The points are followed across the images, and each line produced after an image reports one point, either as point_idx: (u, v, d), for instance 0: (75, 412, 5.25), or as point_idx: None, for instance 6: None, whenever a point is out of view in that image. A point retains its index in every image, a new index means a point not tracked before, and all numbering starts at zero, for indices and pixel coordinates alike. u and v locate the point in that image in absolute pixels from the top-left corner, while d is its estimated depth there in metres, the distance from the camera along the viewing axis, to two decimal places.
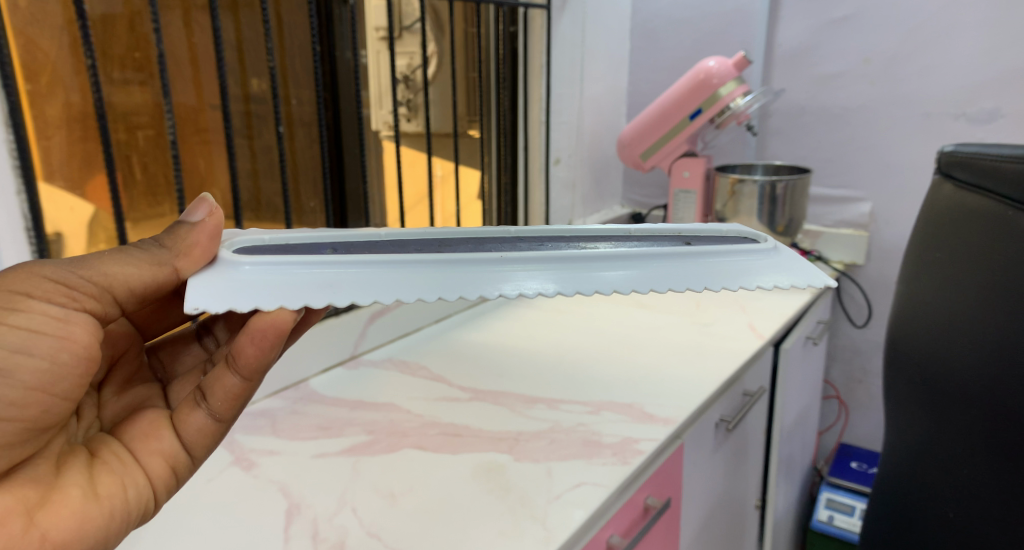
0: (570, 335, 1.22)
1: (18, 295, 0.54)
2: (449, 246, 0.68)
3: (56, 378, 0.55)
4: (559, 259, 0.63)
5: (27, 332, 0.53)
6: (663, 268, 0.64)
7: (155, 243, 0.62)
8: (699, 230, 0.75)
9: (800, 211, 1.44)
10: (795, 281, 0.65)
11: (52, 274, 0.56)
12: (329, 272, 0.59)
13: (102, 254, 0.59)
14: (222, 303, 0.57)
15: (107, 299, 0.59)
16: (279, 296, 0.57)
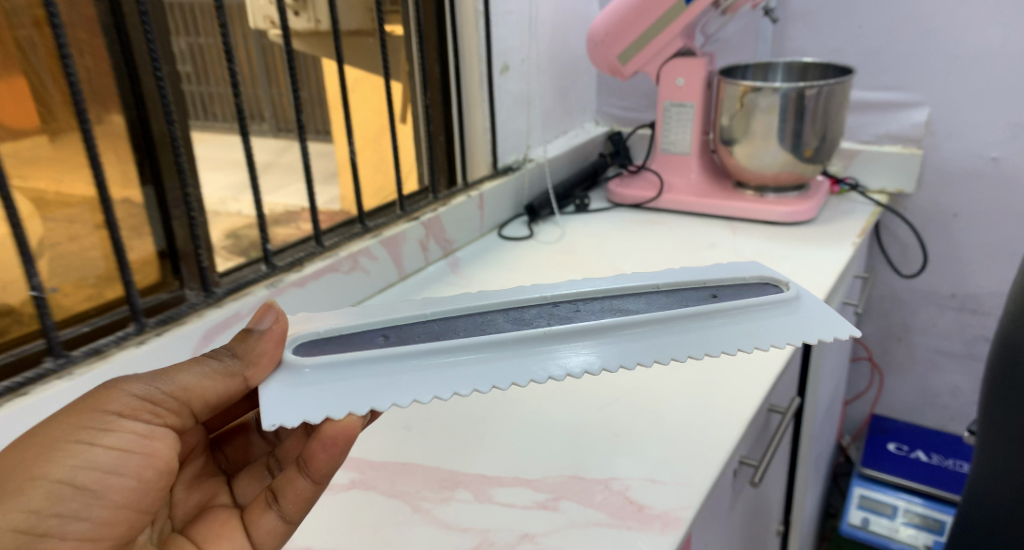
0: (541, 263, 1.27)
1: (109, 415, 0.56)
2: (491, 323, 0.74)
3: (141, 495, 0.57)
4: (556, 334, 0.71)
5: (119, 452, 0.56)
6: (689, 334, 0.74)
7: (227, 353, 0.65)
8: (720, 282, 0.83)
9: (834, 127, 1.33)
10: (821, 334, 0.76)
11: (135, 390, 0.58)
12: (387, 373, 0.66)
13: (178, 366, 0.62)
14: (295, 414, 0.62)
15: (185, 412, 0.62)
16: (342, 398, 0.63)
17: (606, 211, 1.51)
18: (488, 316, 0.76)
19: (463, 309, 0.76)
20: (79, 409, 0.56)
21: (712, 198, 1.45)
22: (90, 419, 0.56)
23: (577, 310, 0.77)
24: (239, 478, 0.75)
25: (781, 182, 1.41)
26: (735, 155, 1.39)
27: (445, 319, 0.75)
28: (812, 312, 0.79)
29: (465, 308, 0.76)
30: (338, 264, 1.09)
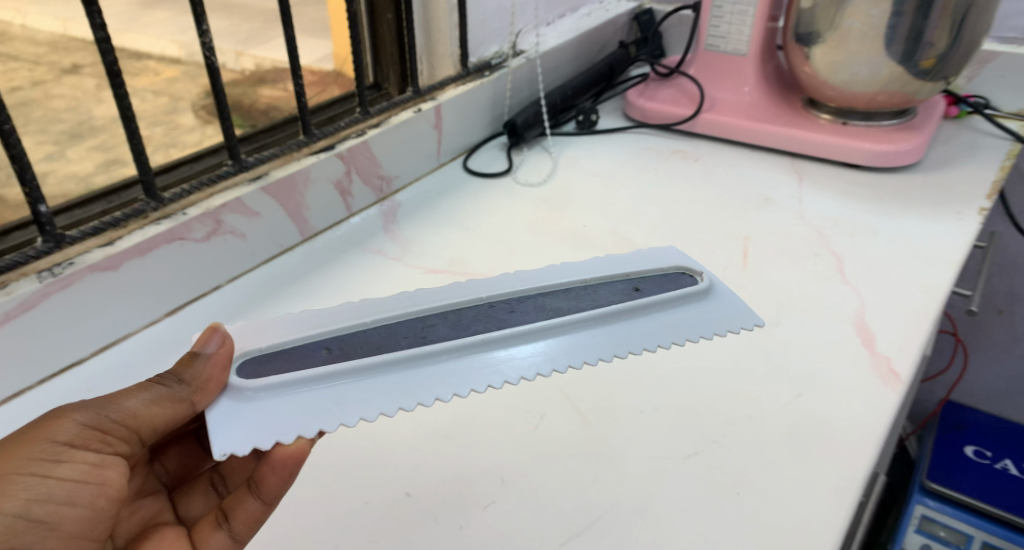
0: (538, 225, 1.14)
1: (60, 445, 0.58)
2: (430, 328, 0.77)
3: (94, 523, 0.60)
4: (460, 346, 0.74)
5: (73, 483, 0.58)
6: (608, 331, 0.78)
7: (175, 378, 0.66)
8: (642, 273, 0.86)
9: (977, 20, 1.13)
10: (731, 326, 0.82)
11: (83, 419, 0.60)
12: (329, 393, 0.69)
13: (126, 392, 0.63)
14: (246, 441, 0.65)
15: (134, 439, 0.64)
16: (291, 421, 0.67)
17: (621, 131, 1.42)
18: (427, 320, 0.78)
19: (403, 313, 0.77)
20: (29, 440, 0.57)
21: (768, 119, 1.32)
22: (42, 450, 0.57)
23: (511, 311, 0.80)
24: (189, 496, 0.78)
25: (875, 108, 1.24)
26: (813, 59, 1.22)
27: (387, 326, 0.77)
28: (721, 304, 0.84)
29: (405, 312, 0.78)
30: (185, 232, 0.91)
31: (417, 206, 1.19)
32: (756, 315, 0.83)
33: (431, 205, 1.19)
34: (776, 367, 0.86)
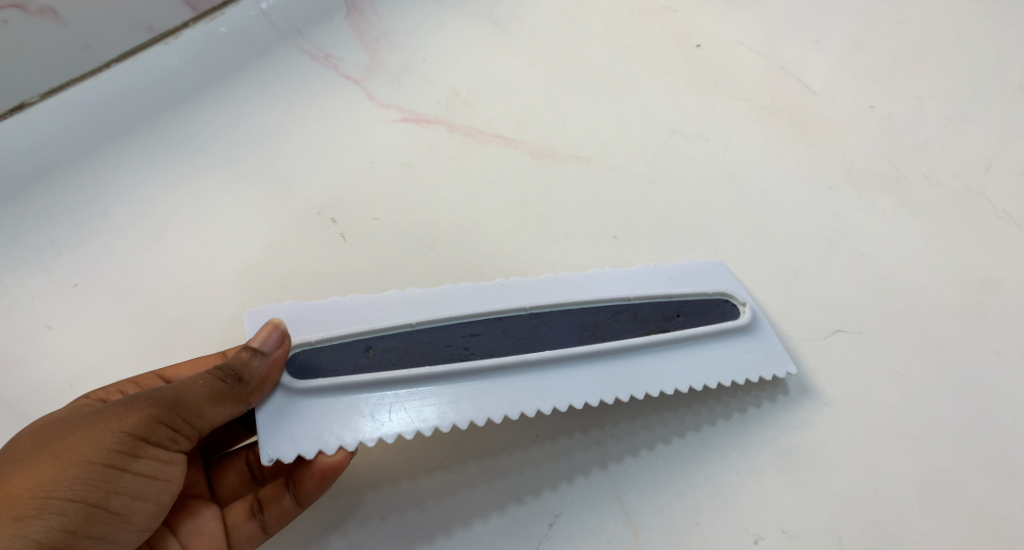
0: (618, 130, 1.30)
1: (136, 440, 0.82)
2: (472, 338, 0.97)
3: (156, 508, 0.85)
4: (496, 366, 0.95)
5: (146, 476, 0.83)
6: (637, 370, 0.99)
7: (234, 376, 0.87)
8: (687, 296, 1.05)
9: None
10: (762, 369, 1.03)
11: (160, 417, 0.83)
12: (357, 401, 0.92)
13: (193, 389, 0.85)
14: (285, 443, 0.90)
15: (190, 433, 0.86)
16: (334, 436, 0.91)
17: None
18: (471, 329, 0.97)
19: (450, 317, 0.97)
20: (110, 436, 0.81)
21: None
22: (122, 444, 0.82)
23: (551, 325, 0.99)
24: (223, 474, 1.00)
25: None
26: None
27: (432, 331, 0.97)
28: (758, 342, 1.04)
29: (454, 316, 0.97)
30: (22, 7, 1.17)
31: (425, 141, 1.27)
32: (790, 362, 1.04)
33: (441, 161, 1.25)
34: (829, 313, 1.12)
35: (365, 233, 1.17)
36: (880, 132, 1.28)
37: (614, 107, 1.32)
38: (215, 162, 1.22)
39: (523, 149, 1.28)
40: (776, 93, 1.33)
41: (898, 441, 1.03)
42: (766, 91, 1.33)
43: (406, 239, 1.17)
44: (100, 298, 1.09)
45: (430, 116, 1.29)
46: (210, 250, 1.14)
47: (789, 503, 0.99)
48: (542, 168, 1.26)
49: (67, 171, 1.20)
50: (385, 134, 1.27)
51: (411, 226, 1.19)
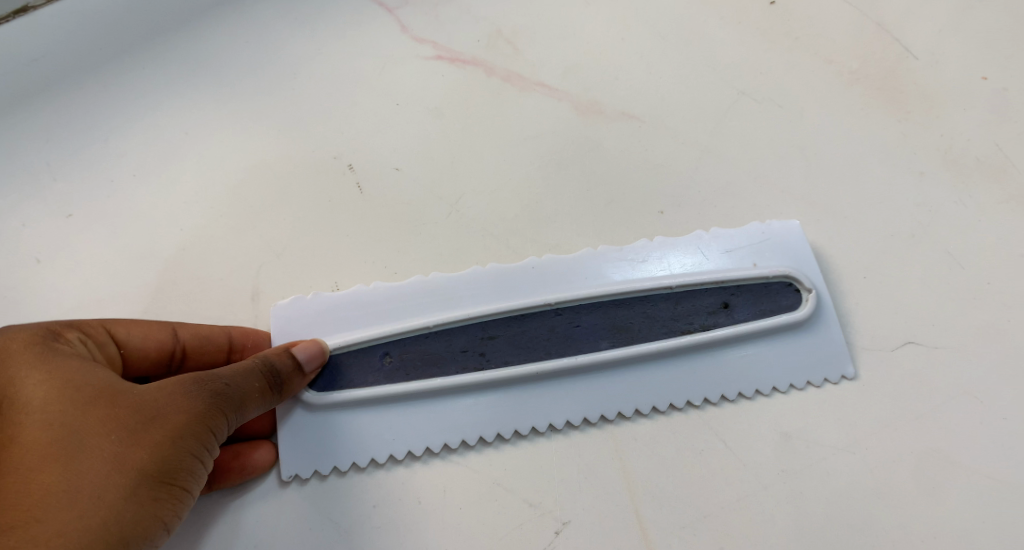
0: (679, 85, 1.14)
1: (209, 433, 0.78)
2: (490, 342, 0.91)
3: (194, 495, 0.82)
4: (517, 369, 0.90)
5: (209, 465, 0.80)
6: (672, 374, 0.91)
7: (283, 379, 0.85)
8: (743, 279, 0.95)
9: None
10: (820, 366, 0.92)
11: (229, 413, 0.80)
12: (375, 416, 0.89)
13: (253, 389, 0.82)
14: (302, 455, 0.88)
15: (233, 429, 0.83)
16: (347, 452, 0.88)
17: None
18: (490, 330, 0.92)
19: (469, 318, 0.92)
20: (188, 428, 0.77)
21: None
22: (199, 437, 0.78)
23: (576, 324, 0.92)
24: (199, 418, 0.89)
25: None
26: None
27: (450, 332, 0.92)
28: (819, 340, 0.94)
29: (473, 315, 0.92)
30: None
31: (458, 82, 1.14)
32: (851, 363, 0.93)
33: (477, 109, 1.12)
34: (902, 309, 0.97)
35: (382, 185, 1.05)
36: (988, 111, 1.10)
37: (679, 61, 1.16)
38: (230, 88, 1.10)
39: (568, 102, 1.13)
40: (868, 58, 1.16)
41: (968, 477, 0.87)
42: (858, 51, 1.16)
43: (427, 196, 1.06)
44: (92, 230, 0.99)
45: (467, 55, 1.15)
46: (214, 185, 1.03)
47: (830, 537, 0.84)
48: (586, 125, 1.12)
49: (69, 81, 1.09)
50: (418, 72, 1.14)
51: (434, 184, 1.07)
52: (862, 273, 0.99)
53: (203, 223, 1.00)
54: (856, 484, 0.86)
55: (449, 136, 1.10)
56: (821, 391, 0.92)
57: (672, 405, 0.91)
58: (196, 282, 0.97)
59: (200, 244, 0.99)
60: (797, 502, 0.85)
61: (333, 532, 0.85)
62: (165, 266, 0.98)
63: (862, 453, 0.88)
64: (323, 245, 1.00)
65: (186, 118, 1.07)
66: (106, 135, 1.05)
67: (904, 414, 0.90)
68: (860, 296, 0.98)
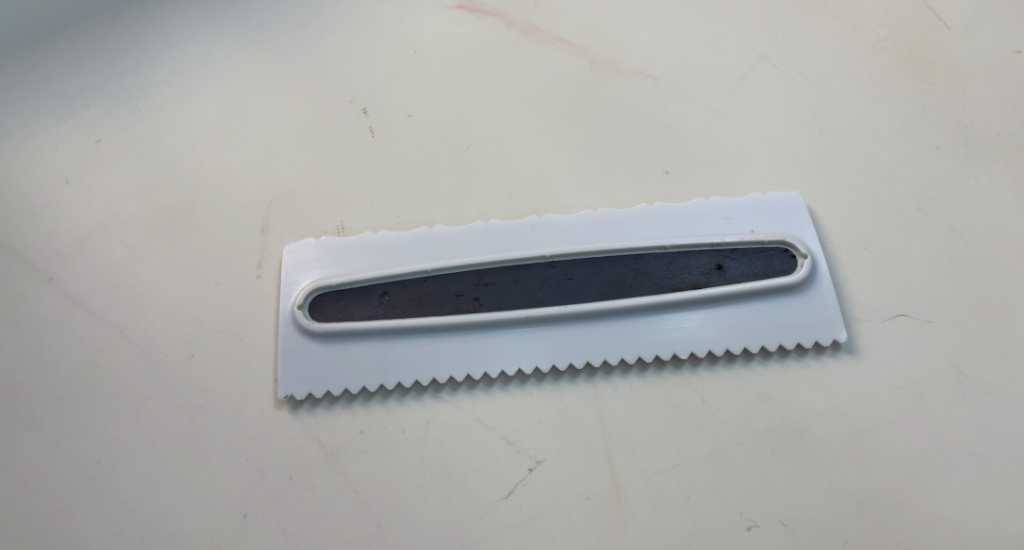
0: (698, 45, 1.13)
1: None
2: (484, 288, 0.95)
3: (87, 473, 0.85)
4: (508, 313, 0.93)
5: None
6: (661, 328, 0.93)
7: None
8: (739, 243, 0.96)
9: None
10: (811, 333, 0.92)
11: None
12: (370, 347, 0.92)
13: None
14: (296, 379, 0.91)
15: None
16: (340, 379, 0.91)
17: None
18: (485, 277, 0.95)
19: (466, 265, 0.95)
20: None
21: None
22: None
23: (569, 277, 0.95)
24: (203, 343, 0.94)
25: None
26: None
27: (448, 278, 0.95)
28: (813, 304, 0.94)
29: (470, 263, 0.95)
30: None
31: (476, 33, 1.15)
32: (843, 329, 0.92)
33: (491, 60, 1.13)
34: (902, 282, 0.95)
35: (392, 130, 1.07)
36: (1017, 86, 1.07)
37: (699, 21, 1.15)
38: (255, 28, 1.13)
39: (583, 57, 1.13)
40: (896, 27, 1.13)
41: (942, 449, 0.87)
42: (887, 19, 1.13)
43: (436, 143, 1.06)
44: (118, 156, 1.05)
45: (488, 6, 1.16)
46: (235, 121, 1.07)
47: (796, 495, 0.86)
48: (600, 81, 1.11)
49: (108, 15, 1.14)
50: (437, 22, 1.15)
51: (443, 131, 1.07)
52: (863, 244, 0.98)
53: (221, 156, 1.05)
54: (829, 447, 0.88)
55: (461, 85, 1.11)
56: (808, 356, 0.92)
57: (658, 359, 0.92)
58: (209, 211, 1.01)
59: (216, 176, 1.03)
60: (767, 459, 0.87)
61: (319, 453, 0.88)
62: (181, 194, 1.02)
63: (839, 418, 0.89)
64: (331, 185, 1.03)
65: (212, 56, 1.11)
66: (136, 67, 1.10)
67: (886, 384, 0.90)
68: (859, 266, 0.96)
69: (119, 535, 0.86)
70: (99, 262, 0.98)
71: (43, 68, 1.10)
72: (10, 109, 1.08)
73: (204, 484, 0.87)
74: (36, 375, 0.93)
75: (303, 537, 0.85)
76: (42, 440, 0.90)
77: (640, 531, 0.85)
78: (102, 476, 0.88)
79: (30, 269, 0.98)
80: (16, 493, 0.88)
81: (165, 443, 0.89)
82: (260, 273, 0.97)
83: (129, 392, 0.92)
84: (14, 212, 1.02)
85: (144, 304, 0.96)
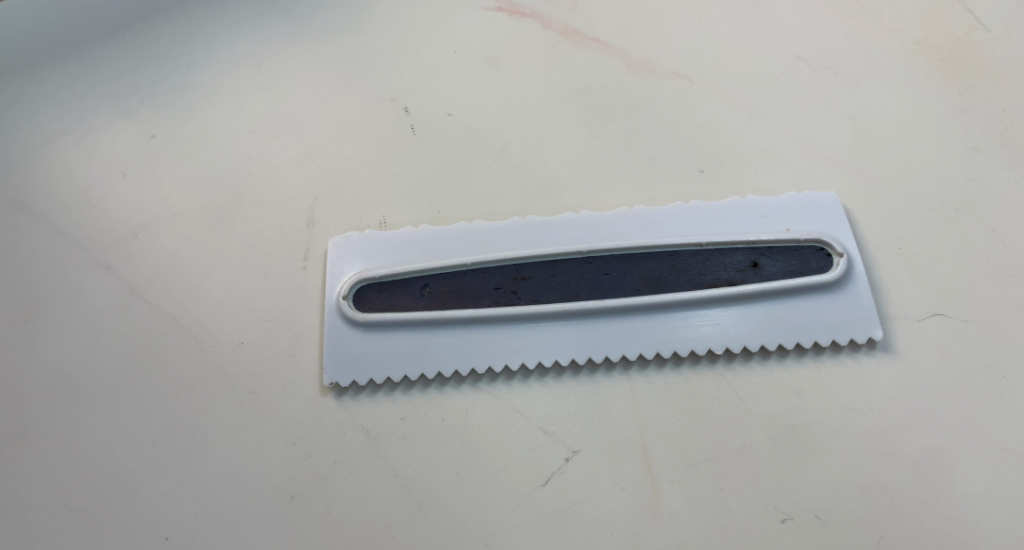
0: (733, 46, 1.14)
1: None
2: (522, 282, 0.97)
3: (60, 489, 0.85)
4: (546, 306, 0.95)
5: None
6: (696, 323, 0.94)
7: None
8: (774, 241, 0.97)
9: None
10: (847, 331, 0.93)
11: None
12: (411, 336, 0.95)
13: None
14: (340, 366, 0.94)
15: None
16: (382, 368, 0.94)
17: None
18: (524, 271, 0.97)
19: (505, 259, 0.97)
20: None
21: None
22: None
23: (606, 272, 0.97)
24: (250, 330, 0.97)
25: None
26: None
27: (487, 271, 0.98)
28: (849, 302, 0.94)
29: (508, 257, 0.98)
30: None
31: (514, 33, 1.17)
32: (878, 327, 0.93)
33: (530, 60, 1.15)
34: (938, 282, 0.96)
35: (433, 128, 1.10)
36: None
37: (735, 23, 1.16)
38: (302, 29, 1.17)
39: (620, 59, 1.14)
40: (933, 29, 1.13)
41: (978, 447, 0.88)
42: (924, 21, 1.14)
43: (475, 141, 1.09)
44: (171, 151, 1.09)
45: (527, 8, 1.19)
46: (282, 118, 1.11)
47: (831, 489, 0.87)
48: (636, 81, 1.12)
49: (162, 15, 1.18)
50: (477, 23, 1.18)
51: (482, 129, 1.10)
52: (899, 244, 0.98)
53: (268, 151, 1.08)
54: (863, 442, 0.88)
55: (500, 84, 1.13)
56: (843, 353, 0.93)
57: (693, 353, 0.94)
58: (257, 204, 1.05)
59: (264, 171, 1.07)
60: (801, 453, 0.88)
61: (362, 438, 0.91)
62: (231, 188, 1.06)
63: (874, 414, 0.90)
64: (374, 180, 1.06)
65: (260, 55, 1.15)
66: (188, 66, 1.15)
67: (921, 381, 0.91)
68: (895, 265, 0.97)
69: (173, 512, 0.90)
70: (153, 251, 1.03)
71: (99, 66, 1.15)
72: (70, 104, 1.13)
73: (251, 466, 0.91)
74: (94, 358, 0.97)
75: (347, 519, 0.88)
76: (100, 420, 0.94)
77: (675, 521, 0.86)
78: (155, 456, 0.92)
79: (88, 258, 1.03)
80: (77, 470, 0.92)
81: (214, 426, 0.93)
82: (306, 264, 1.00)
83: (182, 376, 0.95)
84: (74, 202, 1.06)
85: (196, 292, 1.00)
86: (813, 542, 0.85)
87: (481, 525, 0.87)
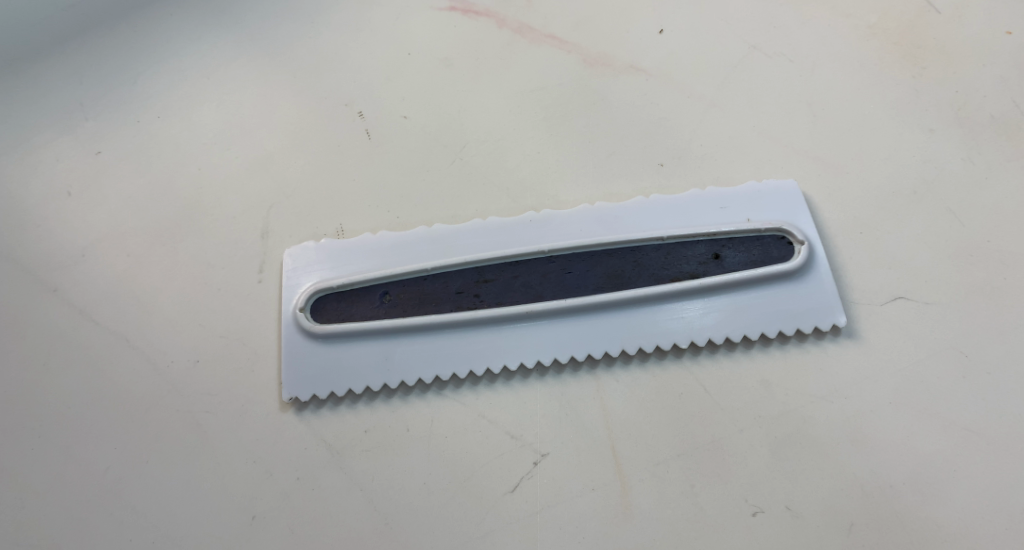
0: (690, 37, 1.13)
1: None
2: (484, 284, 0.95)
3: None
4: (508, 310, 0.93)
5: None
6: (661, 317, 0.93)
7: None
8: (735, 232, 0.96)
9: None
10: (811, 319, 0.93)
11: None
12: (374, 346, 0.93)
13: None
14: (299, 381, 0.92)
15: None
16: (345, 380, 0.92)
17: None
18: (485, 274, 0.96)
19: (465, 262, 0.96)
20: None
21: None
22: None
23: (569, 271, 0.95)
24: (207, 349, 0.95)
25: None
26: None
27: (447, 276, 0.96)
28: (812, 290, 0.94)
29: (469, 260, 0.96)
30: None
31: (467, 32, 1.15)
32: (842, 313, 0.93)
33: (485, 59, 1.13)
34: (900, 266, 0.96)
35: (389, 132, 1.08)
36: (1009, 67, 1.07)
37: (691, 14, 1.15)
38: (250, 36, 1.14)
39: (577, 54, 1.13)
40: (887, 14, 1.13)
41: (945, 429, 0.88)
42: (879, 4, 1.14)
43: (433, 143, 1.07)
44: (119, 166, 1.06)
45: (480, 7, 1.17)
46: (232, 127, 1.08)
47: (802, 479, 0.86)
48: (594, 76, 1.11)
49: (105, 27, 1.15)
50: (429, 24, 1.16)
51: (440, 131, 1.08)
52: (860, 230, 0.98)
53: (219, 163, 1.06)
54: (831, 431, 0.88)
55: (456, 85, 1.11)
56: (808, 342, 0.92)
57: (659, 349, 0.92)
58: (210, 217, 1.02)
59: (217, 183, 1.04)
60: (771, 445, 0.88)
61: (325, 453, 0.89)
62: (182, 202, 1.03)
63: (841, 401, 0.89)
64: (330, 188, 1.03)
65: (208, 64, 1.12)
66: (134, 78, 1.12)
67: (887, 366, 0.91)
68: (858, 251, 0.97)
69: (131, 539, 0.87)
70: (103, 270, 1.00)
71: (40, 83, 1.12)
72: (12, 124, 1.09)
73: (211, 489, 0.88)
74: (45, 384, 0.94)
75: (311, 537, 0.86)
76: (53, 448, 0.91)
77: (646, 519, 0.85)
78: (111, 482, 0.89)
79: (35, 281, 0.99)
80: (29, 501, 0.89)
81: (171, 449, 0.90)
82: (262, 277, 0.98)
83: (136, 399, 0.93)
84: (18, 225, 1.03)
85: (148, 310, 0.97)
86: (785, 532, 0.84)
87: (450, 536, 0.85)
